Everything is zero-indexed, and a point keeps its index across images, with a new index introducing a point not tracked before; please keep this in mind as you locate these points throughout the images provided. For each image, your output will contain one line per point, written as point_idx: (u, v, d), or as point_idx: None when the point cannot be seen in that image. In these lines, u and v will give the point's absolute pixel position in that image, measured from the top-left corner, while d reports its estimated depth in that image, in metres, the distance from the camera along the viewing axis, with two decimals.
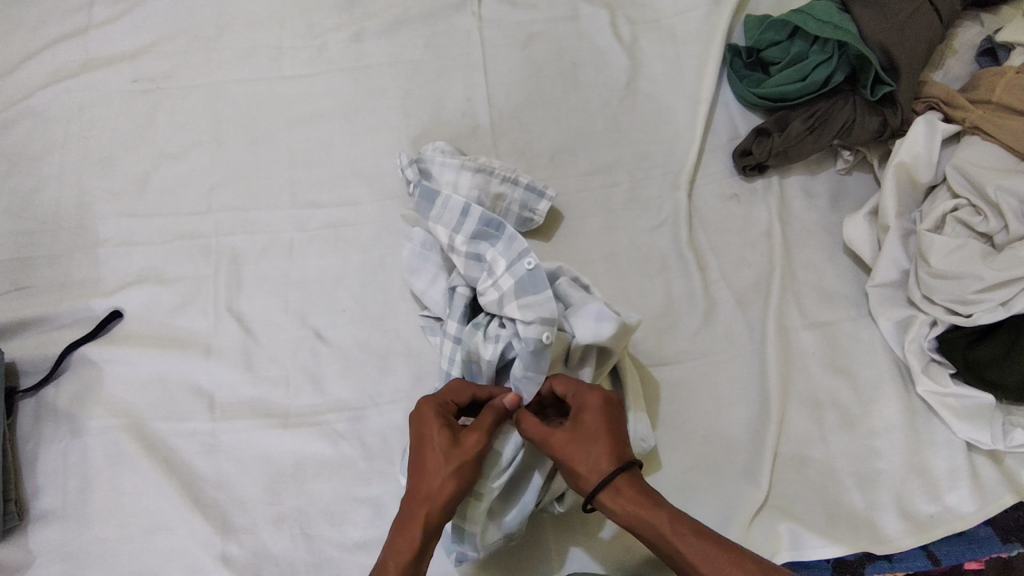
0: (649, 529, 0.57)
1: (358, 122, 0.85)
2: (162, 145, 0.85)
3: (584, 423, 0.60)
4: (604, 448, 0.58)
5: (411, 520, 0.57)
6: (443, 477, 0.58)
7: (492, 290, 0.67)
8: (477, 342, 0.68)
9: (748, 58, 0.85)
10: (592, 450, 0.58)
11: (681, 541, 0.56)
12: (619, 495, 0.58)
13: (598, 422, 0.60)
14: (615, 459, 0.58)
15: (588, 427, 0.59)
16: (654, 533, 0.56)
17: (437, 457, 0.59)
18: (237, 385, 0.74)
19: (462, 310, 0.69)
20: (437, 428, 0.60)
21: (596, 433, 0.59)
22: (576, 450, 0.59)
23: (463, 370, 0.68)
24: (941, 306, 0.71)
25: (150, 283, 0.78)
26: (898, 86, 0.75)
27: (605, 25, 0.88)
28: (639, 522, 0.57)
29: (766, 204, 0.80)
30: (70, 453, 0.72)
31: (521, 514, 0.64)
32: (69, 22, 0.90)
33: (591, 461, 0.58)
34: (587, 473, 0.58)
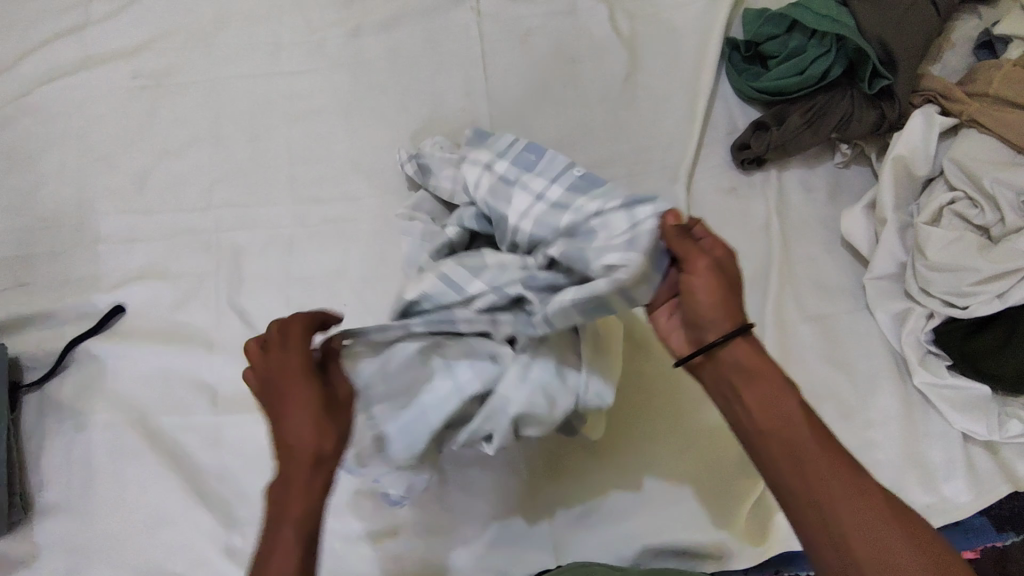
0: (759, 400, 0.54)
1: (358, 118, 0.85)
2: (162, 141, 0.85)
3: (728, 279, 0.56)
4: (732, 311, 0.55)
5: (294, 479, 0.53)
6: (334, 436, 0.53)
7: (524, 199, 0.61)
8: (479, 258, 0.62)
9: (747, 52, 0.85)
10: (718, 309, 0.55)
11: (790, 423, 0.53)
12: (739, 359, 0.55)
13: (734, 274, 0.56)
14: (740, 322, 0.55)
15: (730, 285, 0.56)
16: (782, 413, 0.53)
17: (312, 414, 0.54)
18: (239, 379, 0.75)
19: (441, 247, 0.69)
20: (297, 379, 0.55)
21: (730, 288, 0.56)
22: (722, 308, 0.55)
23: (455, 278, 0.60)
24: (938, 299, 0.72)
25: (152, 278, 0.79)
26: (896, 80, 0.76)
27: (604, 19, 0.88)
28: (748, 392, 0.54)
29: (764, 197, 0.81)
30: (74, 448, 0.73)
31: (399, 443, 0.60)
32: (67, 19, 0.90)
33: (718, 317, 0.55)
34: (710, 327, 0.55)
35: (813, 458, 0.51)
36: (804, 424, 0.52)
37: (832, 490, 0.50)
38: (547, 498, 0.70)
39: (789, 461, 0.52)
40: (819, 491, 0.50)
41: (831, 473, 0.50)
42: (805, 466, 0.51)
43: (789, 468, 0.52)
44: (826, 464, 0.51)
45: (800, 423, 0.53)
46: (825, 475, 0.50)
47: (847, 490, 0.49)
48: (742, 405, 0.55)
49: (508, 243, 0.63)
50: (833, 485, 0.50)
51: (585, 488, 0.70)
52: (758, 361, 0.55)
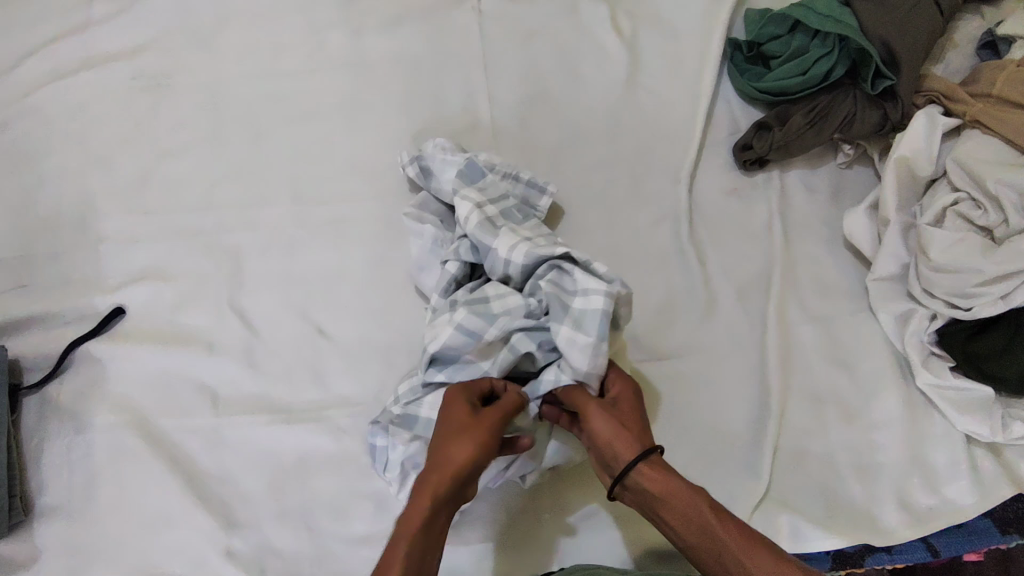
0: (673, 517, 0.57)
1: (358, 118, 0.85)
2: (163, 142, 0.85)
3: (622, 411, 0.62)
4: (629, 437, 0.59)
5: (422, 485, 0.57)
6: (465, 447, 0.57)
7: (515, 238, 0.67)
8: (487, 299, 0.66)
9: (749, 52, 0.85)
10: (618, 439, 0.59)
11: (707, 531, 0.55)
12: (645, 486, 0.58)
13: (629, 409, 0.62)
14: (638, 445, 0.59)
15: (624, 416, 0.62)
16: (699, 523, 0.55)
17: (451, 429, 0.59)
18: (240, 380, 0.75)
19: (446, 285, 0.70)
20: (454, 401, 0.61)
21: (627, 419, 0.61)
22: (619, 433, 0.59)
23: (466, 322, 0.64)
24: (940, 299, 0.72)
25: (152, 280, 0.79)
26: (899, 80, 0.75)
27: (605, 19, 0.88)
28: (667, 514, 0.57)
29: (766, 199, 0.81)
30: (75, 449, 0.73)
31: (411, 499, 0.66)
32: (68, 20, 0.90)
33: (616, 446, 0.59)
34: (612, 457, 0.59)
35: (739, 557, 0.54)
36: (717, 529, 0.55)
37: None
38: (550, 499, 0.69)
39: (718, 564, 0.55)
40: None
41: (756, 568, 0.53)
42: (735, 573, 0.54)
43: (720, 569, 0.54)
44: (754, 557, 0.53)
45: (712, 522, 0.55)
46: (750, 568, 0.53)
47: (777, 568, 0.52)
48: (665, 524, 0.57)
49: (501, 277, 0.69)
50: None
51: (588, 490, 0.70)
52: (661, 481, 0.57)
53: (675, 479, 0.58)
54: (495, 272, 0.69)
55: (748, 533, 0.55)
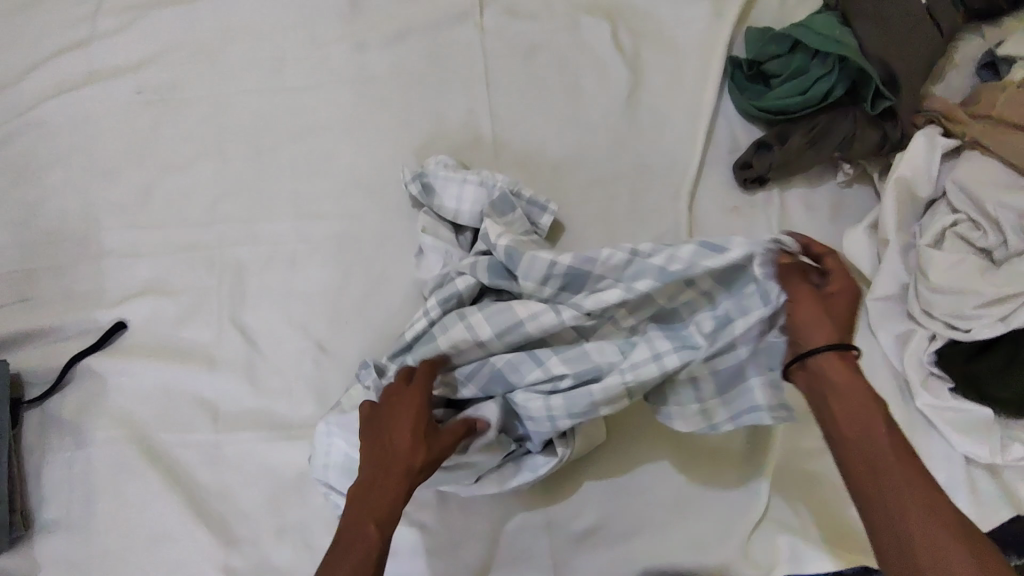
0: (846, 415, 0.56)
1: (361, 134, 0.85)
2: (166, 156, 0.85)
3: (838, 301, 0.60)
4: (830, 328, 0.59)
5: (386, 478, 0.58)
6: (411, 440, 0.59)
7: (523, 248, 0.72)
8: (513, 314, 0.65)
9: (749, 70, 0.85)
10: (817, 322, 0.59)
11: (857, 419, 0.56)
12: (824, 369, 0.58)
13: (846, 305, 0.60)
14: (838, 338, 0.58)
15: (837, 303, 0.60)
16: (864, 417, 0.56)
17: (405, 416, 0.60)
18: (240, 396, 0.75)
19: (451, 299, 0.69)
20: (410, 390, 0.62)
21: (835, 310, 0.60)
22: (817, 319, 0.59)
23: (506, 362, 0.65)
24: (940, 320, 0.71)
25: (154, 294, 0.79)
26: (898, 101, 0.75)
27: (606, 36, 0.88)
28: (830, 401, 0.58)
29: (766, 218, 0.81)
30: (77, 463, 0.73)
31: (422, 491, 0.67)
32: (74, 33, 0.90)
33: (813, 331, 0.59)
34: (812, 337, 0.59)
35: (911, 492, 0.51)
36: (891, 448, 0.54)
37: (930, 538, 0.49)
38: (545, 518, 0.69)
39: (871, 489, 0.53)
40: (913, 536, 0.50)
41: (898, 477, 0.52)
42: (879, 463, 0.53)
43: (867, 479, 0.53)
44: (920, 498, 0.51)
45: (880, 440, 0.54)
46: (891, 470, 0.53)
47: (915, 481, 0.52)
48: (860, 420, 0.56)
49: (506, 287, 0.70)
50: (930, 533, 0.49)
51: (585, 509, 0.69)
52: (847, 376, 0.57)
53: (861, 384, 0.57)
54: (529, 278, 0.65)
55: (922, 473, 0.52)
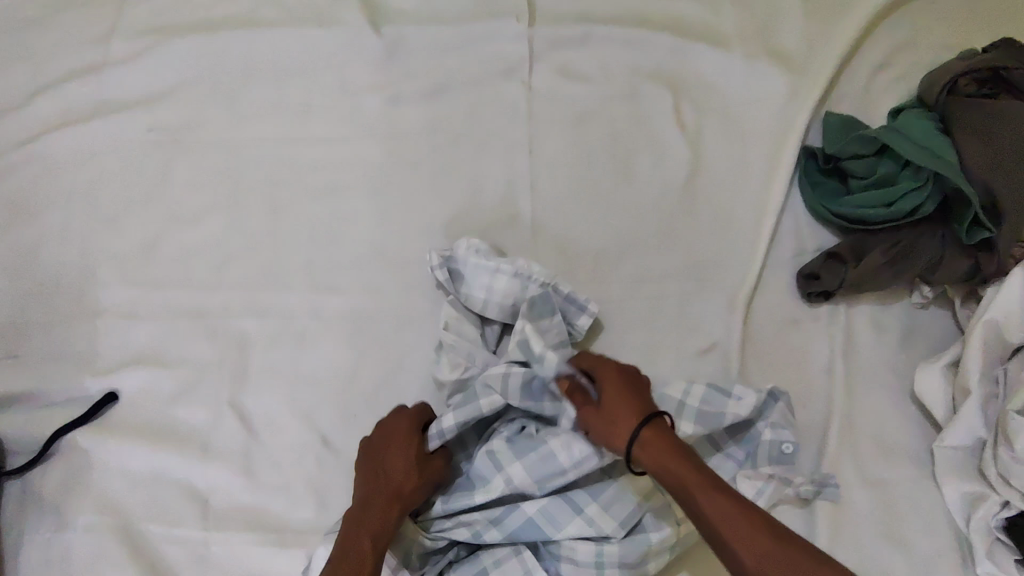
0: (702, 499, 0.53)
1: (387, 198, 0.78)
2: (174, 206, 0.78)
3: (607, 393, 0.59)
4: (625, 409, 0.58)
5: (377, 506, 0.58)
6: (400, 473, 0.60)
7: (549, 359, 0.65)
8: (551, 451, 0.60)
9: (825, 163, 0.76)
10: (618, 411, 0.58)
11: (687, 498, 0.54)
12: (646, 455, 0.56)
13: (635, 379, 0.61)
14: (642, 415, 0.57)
15: (610, 398, 0.59)
16: (684, 491, 0.54)
17: (400, 452, 0.61)
18: (234, 490, 0.69)
19: (472, 418, 0.61)
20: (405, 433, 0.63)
21: (620, 397, 0.59)
22: (604, 418, 0.58)
23: (547, 510, 0.60)
24: (1018, 491, 0.63)
25: (150, 364, 0.73)
26: (1000, 234, 0.65)
27: (667, 109, 0.79)
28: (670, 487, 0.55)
29: (828, 337, 0.72)
30: (54, 547, 0.68)
31: None
32: (85, 56, 0.83)
33: (615, 427, 0.57)
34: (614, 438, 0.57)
35: (735, 535, 0.51)
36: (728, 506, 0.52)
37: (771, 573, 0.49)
38: None
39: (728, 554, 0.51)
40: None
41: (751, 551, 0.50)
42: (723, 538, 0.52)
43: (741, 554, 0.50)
44: (750, 539, 0.51)
45: (720, 504, 0.53)
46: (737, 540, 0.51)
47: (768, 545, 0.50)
48: (682, 490, 0.54)
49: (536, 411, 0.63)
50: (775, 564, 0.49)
51: None
52: (661, 456, 0.56)
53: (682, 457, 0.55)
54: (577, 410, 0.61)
55: (730, 497, 0.53)
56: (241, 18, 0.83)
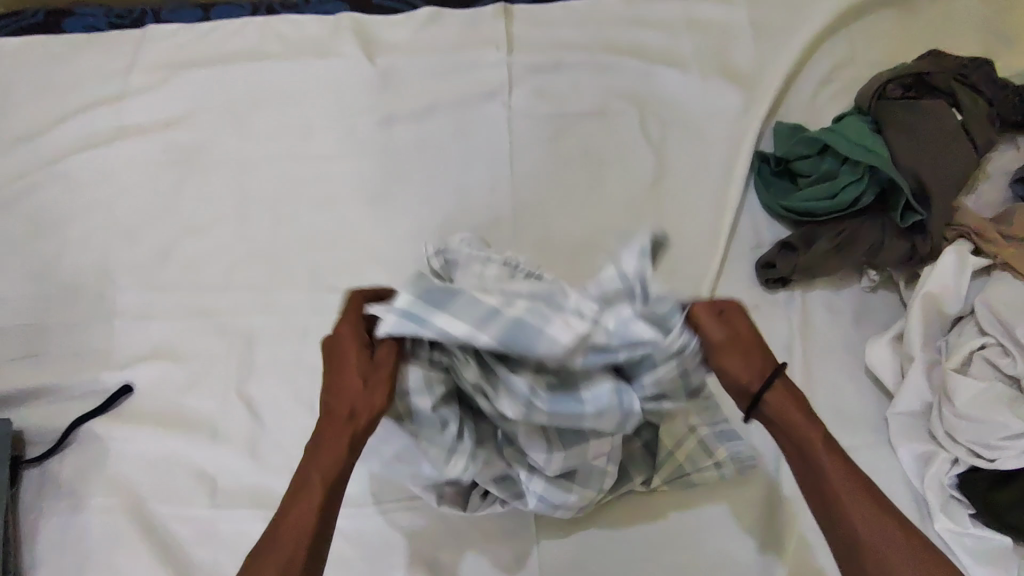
0: (824, 458, 0.58)
1: (382, 206, 0.85)
2: (188, 218, 0.85)
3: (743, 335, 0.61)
4: (757, 358, 0.60)
5: (330, 435, 0.58)
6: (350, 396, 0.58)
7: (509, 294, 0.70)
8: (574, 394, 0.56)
9: (776, 166, 0.84)
10: (750, 358, 0.60)
11: (810, 452, 0.58)
12: (778, 406, 0.60)
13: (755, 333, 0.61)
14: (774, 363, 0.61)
15: (746, 342, 0.60)
16: (805, 444, 0.58)
17: (347, 368, 0.59)
18: (241, 472, 0.74)
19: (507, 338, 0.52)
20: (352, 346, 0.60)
21: (749, 342, 0.60)
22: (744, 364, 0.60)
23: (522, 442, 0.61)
24: (963, 446, 0.69)
25: (164, 359, 0.78)
26: (930, 216, 0.74)
27: (634, 123, 0.88)
28: (787, 437, 0.60)
29: (787, 319, 0.79)
30: (71, 530, 0.72)
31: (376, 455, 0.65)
32: (106, 87, 0.91)
33: (748, 371, 0.60)
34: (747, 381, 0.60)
35: (855, 506, 0.55)
36: (844, 472, 0.57)
37: (881, 544, 0.54)
38: None
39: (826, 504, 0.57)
40: (863, 543, 0.54)
41: (853, 511, 0.55)
42: (829, 493, 0.57)
43: (845, 513, 0.56)
44: (866, 508, 0.55)
45: (838, 469, 0.57)
46: (844, 503, 0.56)
47: (867, 513, 0.55)
48: (807, 446, 0.58)
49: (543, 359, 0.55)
50: (878, 533, 0.54)
51: None
52: (787, 412, 0.59)
53: (808, 418, 0.59)
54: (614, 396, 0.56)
55: (853, 467, 0.57)
56: (249, 52, 0.93)
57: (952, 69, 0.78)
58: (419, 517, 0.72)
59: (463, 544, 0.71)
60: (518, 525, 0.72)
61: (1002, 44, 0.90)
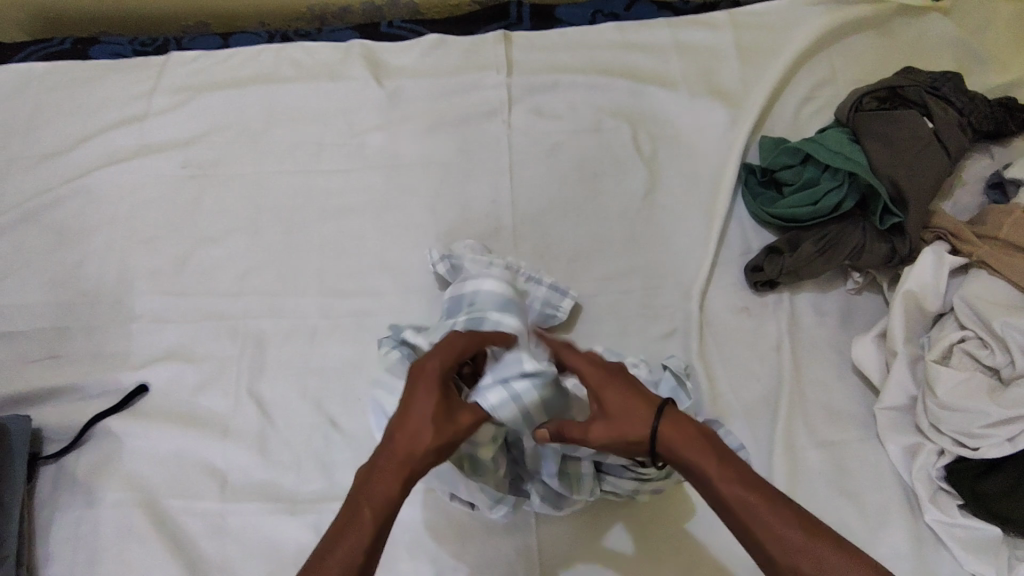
0: (724, 484, 0.52)
1: (388, 217, 0.90)
2: (204, 228, 0.90)
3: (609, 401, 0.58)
4: (639, 408, 0.57)
5: (391, 471, 0.54)
6: (422, 434, 0.56)
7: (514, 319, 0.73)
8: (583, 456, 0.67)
9: (762, 176, 0.88)
10: (631, 408, 0.57)
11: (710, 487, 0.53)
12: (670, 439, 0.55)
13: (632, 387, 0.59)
14: (653, 406, 0.57)
15: (615, 408, 0.58)
16: (701, 477, 0.54)
17: (420, 404, 0.57)
18: (250, 467, 0.76)
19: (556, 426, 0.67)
20: (431, 379, 0.59)
21: (624, 407, 0.57)
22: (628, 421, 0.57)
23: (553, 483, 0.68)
24: (948, 437, 0.72)
25: (178, 360, 0.82)
26: (907, 218, 0.78)
27: (626, 139, 0.93)
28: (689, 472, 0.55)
29: (776, 320, 0.82)
30: (84, 524, 0.74)
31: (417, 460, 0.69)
32: (129, 108, 0.97)
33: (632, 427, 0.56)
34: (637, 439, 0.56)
35: (756, 521, 0.50)
36: (744, 495, 0.51)
37: (795, 557, 0.49)
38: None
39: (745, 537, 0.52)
40: (777, 562, 0.49)
41: (768, 539, 0.50)
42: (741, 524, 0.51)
43: (762, 543, 0.50)
44: (771, 518, 0.50)
45: (741, 492, 0.52)
46: (756, 532, 0.50)
47: (781, 537, 0.49)
48: (704, 481, 0.53)
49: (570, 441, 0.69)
50: (796, 558, 0.49)
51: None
52: (684, 442, 0.55)
53: (705, 444, 0.54)
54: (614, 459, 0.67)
55: (756, 487, 0.52)
56: (264, 76, 0.99)
57: (924, 83, 0.83)
58: (422, 512, 0.74)
59: (464, 538, 0.73)
60: (519, 520, 0.74)
61: (975, 64, 0.96)
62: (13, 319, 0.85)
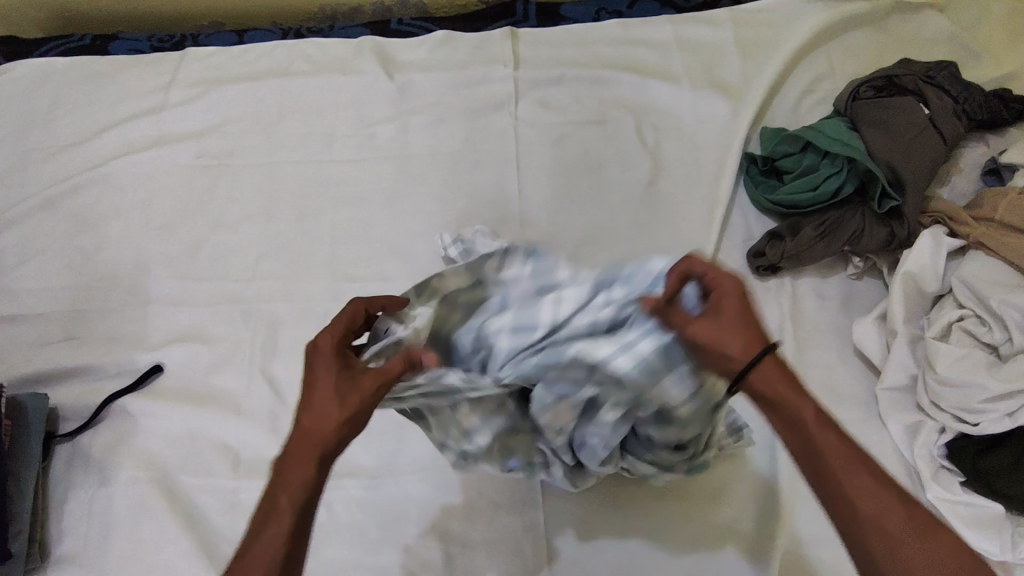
0: (819, 434, 0.50)
1: (398, 205, 0.92)
2: (218, 216, 0.92)
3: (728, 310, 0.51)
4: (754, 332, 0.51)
5: (299, 455, 0.49)
6: (328, 408, 0.49)
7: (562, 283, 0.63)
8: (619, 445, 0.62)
9: (763, 166, 0.90)
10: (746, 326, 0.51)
11: (801, 430, 0.50)
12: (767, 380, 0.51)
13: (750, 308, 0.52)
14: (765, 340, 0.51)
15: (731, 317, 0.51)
16: (795, 419, 0.50)
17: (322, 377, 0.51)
18: (261, 445, 0.78)
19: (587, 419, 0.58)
20: (327, 355, 0.52)
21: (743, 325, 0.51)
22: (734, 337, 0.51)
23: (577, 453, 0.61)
24: (948, 413, 0.73)
25: (192, 342, 0.84)
26: (904, 201, 0.80)
27: (630, 130, 0.95)
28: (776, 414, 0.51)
29: (778, 304, 0.84)
30: (98, 500, 0.76)
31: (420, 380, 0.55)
32: (146, 101, 0.99)
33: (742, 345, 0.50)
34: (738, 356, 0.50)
35: (853, 475, 0.48)
36: (841, 447, 0.49)
37: (879, 515, 0.47)
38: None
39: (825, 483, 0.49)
40: (864, 517, 0.47)
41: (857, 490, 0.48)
42: (828, 471, 0.49)
43: (846, 494, 0.48)
44: (863, 476, 0.48)
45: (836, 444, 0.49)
46: (845, 482, 0.48)
47: (871, 493, 0.47)
48: (795, 423, 0.50)
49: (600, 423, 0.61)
50: (883, 516, 0.47)
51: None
52: (783, 387, 0.51)
53: (802, 393, 0.51)
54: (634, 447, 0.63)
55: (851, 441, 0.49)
56: (277, 70, 1.01)
57: (919, 72, 0.86)
58: (431, 489, 0.75)
59: (472, 515, 0.74)
60: (525, 497, 0.74)
61: (971, 57, 0.98)
62: (31, 303, 0.87)
